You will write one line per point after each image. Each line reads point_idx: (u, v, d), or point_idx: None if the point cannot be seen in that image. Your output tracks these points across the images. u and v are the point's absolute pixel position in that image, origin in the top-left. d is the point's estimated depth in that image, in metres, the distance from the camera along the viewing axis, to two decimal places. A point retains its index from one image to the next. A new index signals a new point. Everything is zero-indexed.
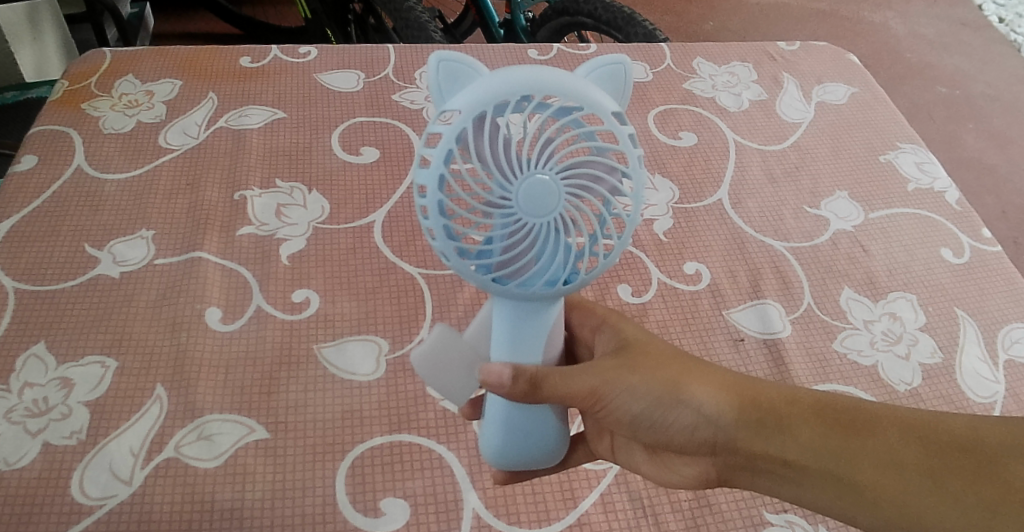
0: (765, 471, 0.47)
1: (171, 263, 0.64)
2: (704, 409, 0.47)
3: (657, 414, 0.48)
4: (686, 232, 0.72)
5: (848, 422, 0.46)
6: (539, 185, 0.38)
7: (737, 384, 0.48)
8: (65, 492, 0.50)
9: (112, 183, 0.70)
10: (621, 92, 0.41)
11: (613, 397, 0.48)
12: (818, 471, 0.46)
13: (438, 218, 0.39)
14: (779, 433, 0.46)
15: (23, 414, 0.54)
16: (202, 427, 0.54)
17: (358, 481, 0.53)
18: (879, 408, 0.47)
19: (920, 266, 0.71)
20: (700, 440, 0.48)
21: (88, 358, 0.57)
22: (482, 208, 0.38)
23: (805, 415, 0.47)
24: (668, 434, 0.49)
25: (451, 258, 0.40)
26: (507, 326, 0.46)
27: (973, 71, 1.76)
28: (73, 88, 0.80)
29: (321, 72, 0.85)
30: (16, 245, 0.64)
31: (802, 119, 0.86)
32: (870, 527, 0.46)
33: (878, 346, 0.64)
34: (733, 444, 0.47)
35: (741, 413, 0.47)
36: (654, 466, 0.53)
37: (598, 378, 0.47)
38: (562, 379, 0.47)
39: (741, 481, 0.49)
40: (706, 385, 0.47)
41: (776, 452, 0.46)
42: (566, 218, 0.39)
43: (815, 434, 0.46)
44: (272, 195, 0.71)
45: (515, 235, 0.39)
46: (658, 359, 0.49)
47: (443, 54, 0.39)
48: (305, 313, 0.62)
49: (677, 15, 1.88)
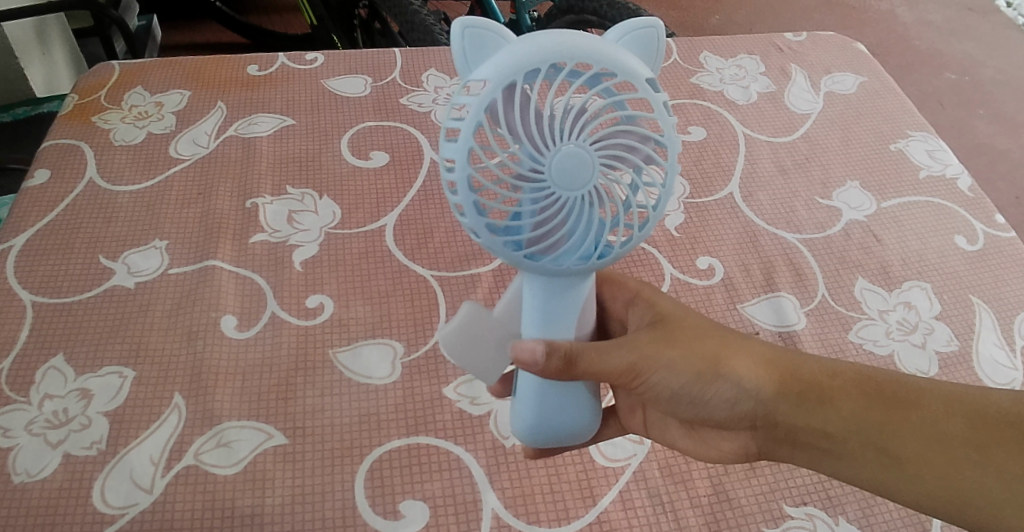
0: (806, 445, 0.47)
1: (186, 273, 0.65)
2: (744, 384, 0.47)
3: (696, 392, 0.48)
4: (698, 227, 0.72)
5: (892, 395, 0.46)
6: (571, 156, 0.38)
7: (778, 358, 0.48)
8: (87, 503, 0.51)
9: (124, 195, 0.71)
10: (653, 57, 0.40)
11: (652, 375, 0.48)
12: (860, 443, 0.46)
13: (467, 195, 0.39)
14: (822, 406, 0.46)
15: (43, 426, 0.55)
16: (221, 434, 0.55)
17: (376, 484, 0.53)
18: (925, 382, 0.46)
19: (934, 254, 0.70)
20: (741, 415, 0.48)
21: (105, 369, 0.58)
22: (513, 181, 0.38)
23: (848, 388, 0.46)
24: (707, 410, 0.49)
25: (481, 234, 0.40)
26: (540, 302, 0.46)
27: (982, 57, 1.75)
28: (83, 102, 0.80)
29: (329, 78, 0.85)
30: (32, 258, 0.65)
31: (811, 109, 0.85)
32: (909, 500, 0.45)
33: (894, 336, 0.64)
34: (774, 418, 0.47)
35: (783, 386, 0.47)
36: (692, 441, 0.54)
37: (636, 354, 0.47)
38: (598, 356, 0.47)
39: (780, 455, 0.50)
40: (748, 359, 0.47)
41: (818, 425, 0.46)
42: (600, 190, 0.39)
43: (857, 407, 0.46)
44: (284, 202, 0.71)
45: (546, 210, 0.39)
46: (695, 332, 0.49)
47: (468, 21, 0.38)
48: (320, 319, 0.62)
49: (684, 11, 1.87)
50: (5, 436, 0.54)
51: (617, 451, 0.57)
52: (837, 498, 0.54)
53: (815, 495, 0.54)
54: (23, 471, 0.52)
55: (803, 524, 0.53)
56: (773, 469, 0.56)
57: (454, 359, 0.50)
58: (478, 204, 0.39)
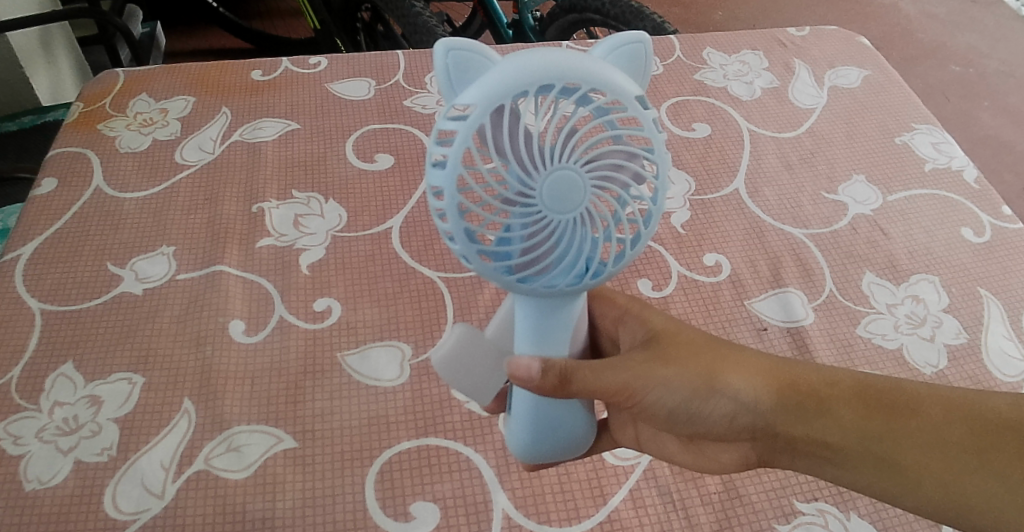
0: (806, 455, 0.47)
1: (193, 278, 0.65)
2: (741, 397, 0.47)
3: (694, 408, 0.48)
4: (704, 224, 0.72)
5: (891, 403, 0.46)
6: (561, 178, 0.38)
7: (776, 369, 0.48)
8: (98, 509, 0.51)
9: (131, 202, 0.71)
10: (639, 71, 0.40)
11: (647, 394, 0.48)
12: (861, 453, 0.45)
13: (457, 222, 0.38)
14: (822, 418, 0.46)
15: (54, 433, 0.55)
16: (231, 439, 0.55)
17: (387, 486, 0.53)
18: (924, 388, 0.46)
19: (940, 247, 0.70)
20: (739, 428, 0.48)
21: (114, 375, 0.58)
22: (503, 205, 0.38)
23: (847, 399, 0.46)
24: (706, 424, 0.49)
25: (471, 260, 0.40)
26: (532, 322, 0.45)
27: (986, 48, 1.74)
28: (88, 110, 0.81)
29: (332, 82, 0.85)
30: (41, 267, 0.65)
31: (815, 104, 0.85)
32: (910, 506, 0.45)
33: (903, 329, 0.64)
34: (773, 429, 0.47)
35: (780, 398, 0.47)
36: (690, 454, 0.53)
37: (630, 373, 0.47)
38: (592, 373, 0.47)
39: (782, 462, 0.49)
40: (742, 372, 0.47)
41: (818, 436, 0.46)
42: (590, 211, 0.39)
43: (858, 417, 0.45)
44: (290, 206, 0.71)
45: (537, 233, 0.39)
46: (689, 349, 0.48)
47: (452, 43, 0.37)
48: (327, 322, 0.63)
49: (687, 8, 1.87)
50: (17, 444, 0.54)
51: (627, 450, 0.56)
52: (848, 494, 0.54)
53: (826, 490, 0.54)
54: (35, 478, 0.52)
55: (814, 520, 0.53)
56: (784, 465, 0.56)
57: (447, 381, 0.50)
58: (468, 230, 0.39)
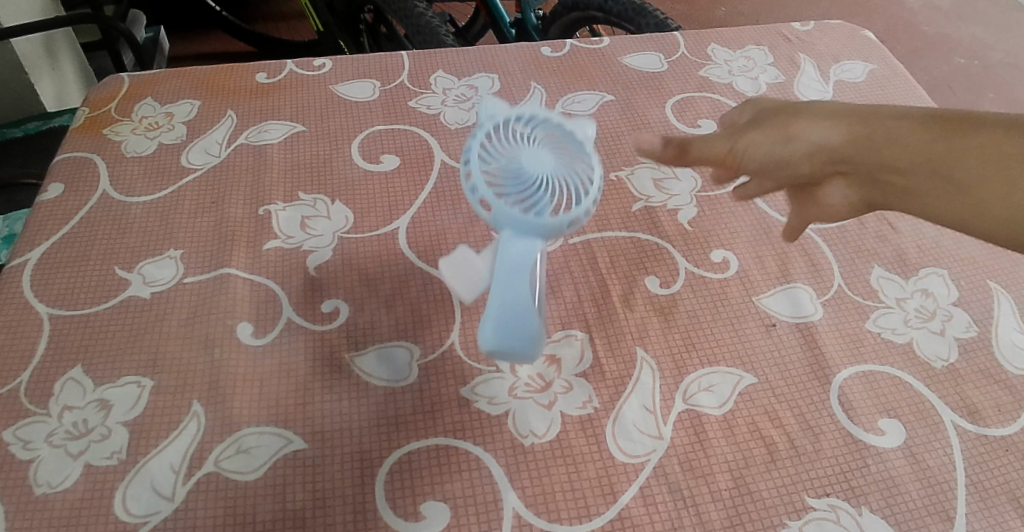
0: (883, 186, 0.47)
1: (200, 281, 0.65)
2: (813, 138, 0.48)
3: (777, 152, 0.50)
4: (711, 220, 0.71)
5: (955, 118, 0.44)
6: (541, 148, 0.52)
7: (853, 110, 0.47)
8: (109, 512, 0.51)
9: (137, 205, 0.71)
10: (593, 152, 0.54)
11: (743, 147, 0.51)
12: (928, 177, 0.45)
13: (477, 174, 0.50)
14: (874, 121, 0.46)
15: (64, 437, 0.55)
16: (240, 441, 0.55)
17: (396, 487, 0.53)
18: (1004, 114, 0.43)
19: (950, 240, 0.70)
20: (808, 153, 0.49)
21: (124, 379, 0.58)
22: (497, 170, 0.50)
23: (900, 111, 0.46)
24: (791, 167, 0.50)
25: (473, 189, 0.50)
26: (511, 248, 0.52)
27: (991, 40, 1.73)
28: (94, 115, 0.81)
29: (337, 84, 0.85)
30: (49, 272, 0.65)
31: (822, 99, 0.85)
32: (947, 219, 0.45)
33: (913, 324, 0.63)
34: (845, 155, 0.47)
35: (852, 132, 0.47)
36: (805, 203, 0.52)
37: (732, 141, 0.52)
38: (702, 140, 0.53)
39: (886, 202, 0.48)
40: (816, 118, 0.48)
41: (891, 162, 0.46)
42: (558, 185, 0.51)
43: (920, 135, 0.44)
44: (297, 208, 0.72)
45: (524, 195, 0.50)
46: (789, 111, 0.50)
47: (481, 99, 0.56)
48: (335, 323, 0.63)
49: (689, 4, 1.87)
50: (26, 448, 0.54)
51: (637, 447, 0.56)
52: (859, 489, 0.54)
53: (837, 486, 0.54)
54: (45, 483, 0.53)
55: (826, 516, 0.53)
56: (794, 460, 0.55)
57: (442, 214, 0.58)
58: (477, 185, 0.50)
